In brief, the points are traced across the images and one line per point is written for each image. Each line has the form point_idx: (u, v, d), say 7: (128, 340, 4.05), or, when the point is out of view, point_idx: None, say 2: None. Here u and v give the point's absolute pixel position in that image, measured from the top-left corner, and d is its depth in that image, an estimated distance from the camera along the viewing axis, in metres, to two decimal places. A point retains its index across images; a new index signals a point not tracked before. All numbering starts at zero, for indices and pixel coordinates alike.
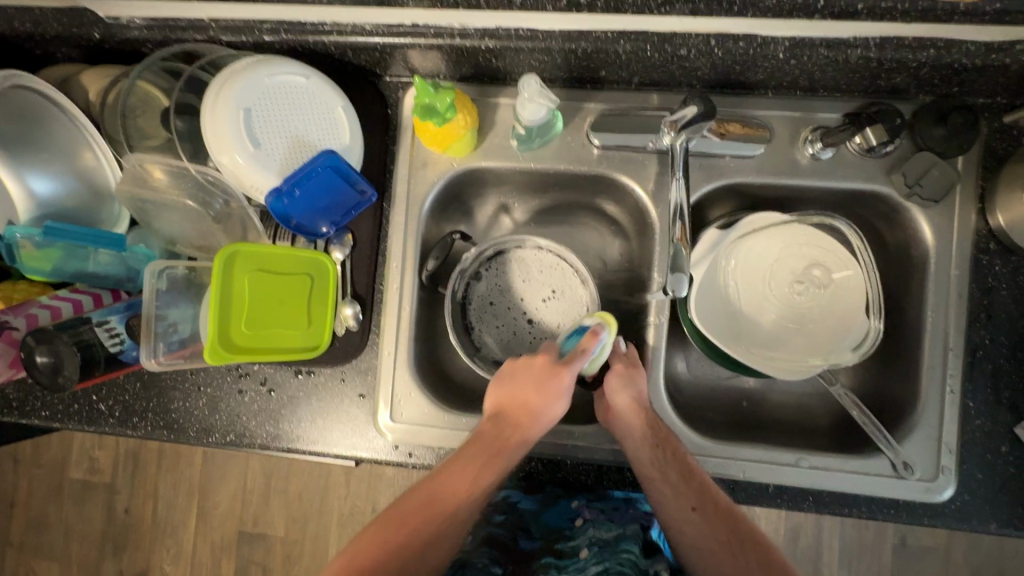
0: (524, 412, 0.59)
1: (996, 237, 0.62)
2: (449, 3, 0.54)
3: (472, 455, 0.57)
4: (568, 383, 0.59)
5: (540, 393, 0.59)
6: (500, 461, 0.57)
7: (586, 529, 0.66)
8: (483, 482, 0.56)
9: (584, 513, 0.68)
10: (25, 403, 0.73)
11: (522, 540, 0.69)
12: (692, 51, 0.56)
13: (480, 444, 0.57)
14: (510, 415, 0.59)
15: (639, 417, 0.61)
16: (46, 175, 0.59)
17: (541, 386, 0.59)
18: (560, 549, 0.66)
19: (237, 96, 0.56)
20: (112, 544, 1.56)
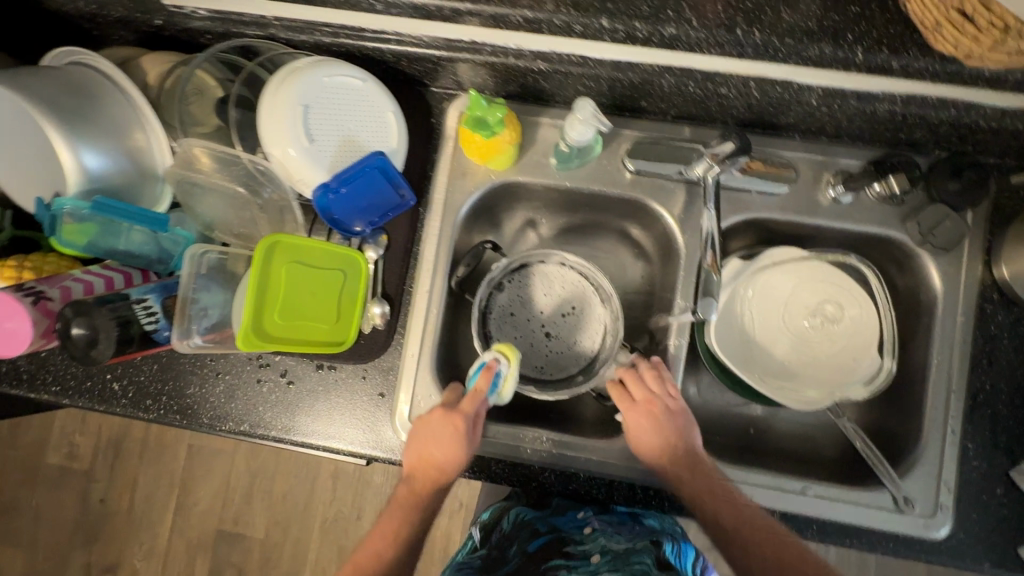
0: (429, 464, 0.62)
1: (1001, 288, 0.66)
2: (511, 23, 0.57)
3: (409, 507, 0.62)
4: (462, 430, 0.61)
5: (434, 446, 0.61)
6: (418, 513, 0.62)
7: (596, 537, 0.66)
8: (405, 534, 0.61)
9: (593, 522, 0.68)
10: (36, 376, 0.73)
11: (529, 546, 0.67)
12: (731, 91, 0.58)
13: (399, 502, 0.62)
14: (413, 472, 0.62)
15: (648, 412, 0.64)
16: (99, 147, 0.58)
17: (441, 440, 0.61)
18: (570, 553, 0.64)
19: (296, 92, 0.58)
20: (84, 534, 1.52)
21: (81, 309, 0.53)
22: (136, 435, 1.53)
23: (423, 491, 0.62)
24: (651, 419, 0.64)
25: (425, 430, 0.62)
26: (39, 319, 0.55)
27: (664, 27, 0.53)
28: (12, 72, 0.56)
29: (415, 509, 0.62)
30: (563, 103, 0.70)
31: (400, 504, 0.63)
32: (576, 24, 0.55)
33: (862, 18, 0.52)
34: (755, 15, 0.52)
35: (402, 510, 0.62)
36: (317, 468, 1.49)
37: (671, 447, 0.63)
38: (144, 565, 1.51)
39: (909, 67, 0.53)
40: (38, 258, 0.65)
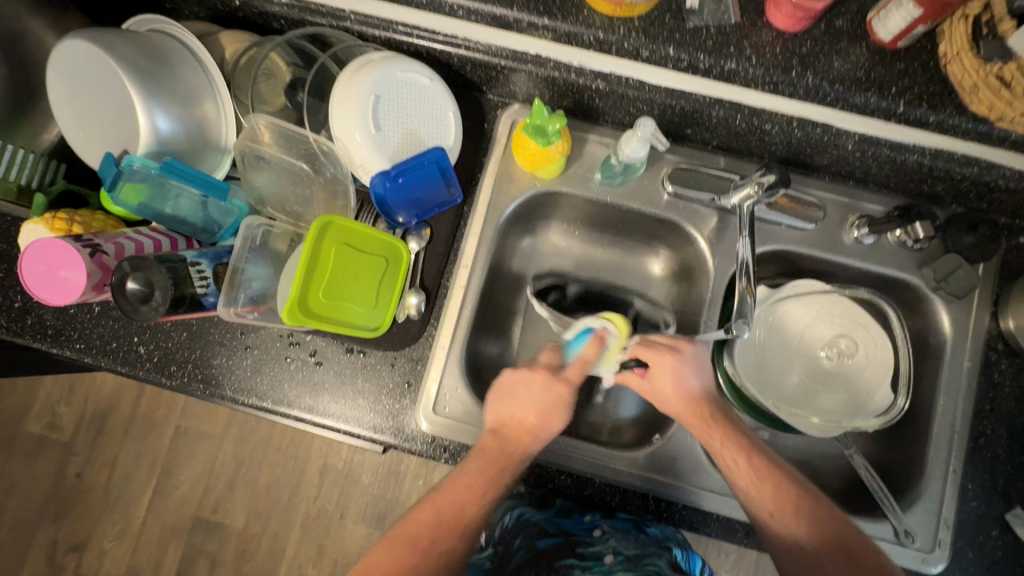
0: (530, 427, 0.60)
1: (1006, 339, 0.70)
2: (582, 42, 0.60)
3: (493, 469, 0.57)
4: (566, 397, 0.62)
5: (531, 408, 0.61)
6: (504, 479, 0.57)
7: (607, 538, 0.68)
8: (490, 499, 0.56)
9: (603, 525, 0.70)
10: (62, 332, 0.72)
11: (541, 544, 0.70)
12: (775, 128, 0.61)
13: (482, 458, 0.58)
14: (506, 432, 0.60)
15: (674, 388, 0.63)
16: (172, 110, 0.59)
17: (541, 404, 0.61)
18: (584, 554, 0.67)
19: (370, 81, 0.61)
20: (54, 509, 1.46)
21: (139, 265, 0.54)
22: (123, 411, 1.49)
23: (513, 451, 0.59)
24: (671, 381, 0.63)
25: (535, 388, 0.62)
26: (94, 271, 0.56)
27: (726, 61, 0.58)
28: (101, 31, 0.58)
29: (505, 464, 0.58)
30: (612, 123, 0.73)
31: (484, 458, 0.58)
32: (644, 49, 0.59)
33: (906, 73, 0.56)
34: (809, 60, 0.57)
35: (494, 469, 0.57)
36: (305, 462, 1.46)
37: (701, 402, 0.62)
38: (112, 547, 1.45)
39: (943, 123, 0.57)
40: (87, 215, 0.64)
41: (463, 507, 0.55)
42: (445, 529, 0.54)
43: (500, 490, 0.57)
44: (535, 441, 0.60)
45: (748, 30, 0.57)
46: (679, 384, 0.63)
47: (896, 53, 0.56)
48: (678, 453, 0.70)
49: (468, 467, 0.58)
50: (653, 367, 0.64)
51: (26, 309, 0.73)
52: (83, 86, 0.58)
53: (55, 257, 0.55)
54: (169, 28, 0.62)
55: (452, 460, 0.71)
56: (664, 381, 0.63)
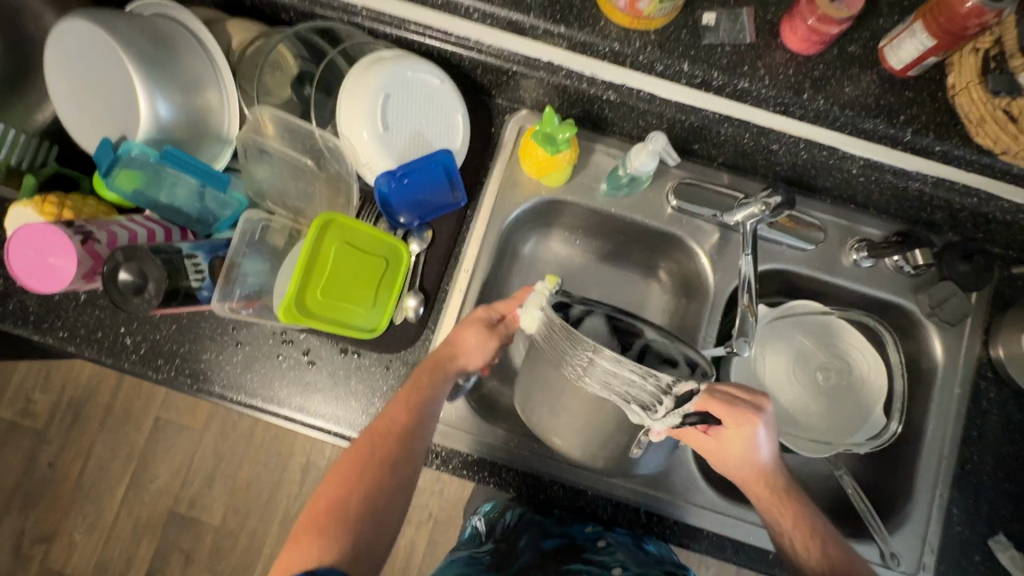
0: (446, 355, 0.62)
1: (995, 367, 0.71)
2: (597, 52, 0.60)
3: (413, 394, 0.59)
4: (478, 339, 0.62)
5: (467, 347, 0.62)
6: (424, 412, 0.59)
7: (613, 550, 0.64)
8: (417, 433, 0.58)
9: (608, 537, 0.66)
10: (44, 319, 0.70)
11: (545, 545, 0.65)
12: (781, 148, 0.62)
13: (407, 393, 0.60)
14: (430, 363, 0.62)
15: (743, 453, 0.58)
16: (175, 98, 0.58)
17: (469, 343, 0.62)
18: (589, 560, 0.62)
19: (382, 81, 0.60)
20: (23, 498, 1.41)
21: (133, 255, 0.53)
22: (100, 399, 1.45)
23: (429, 379, 0.61)
24: (739, 444, 0.57)
25: (460, 328, 0.63)
26: (85, 259, 0.54)
27: (738, 80, 0.58)
28: (105, 12, 0.57)
29: (426, 392, 0.60)
30: (620, 134, 0.73)
31: (409, 391, 0.60)
32: (660, 63, 0.58)
33: (914, 102, 0.57)
34: (821, 83, 0.57)
35: (422, 403, 0.59)
36: (286, 460, 1.43)
37: (770, 474, 0.59)
38: (82, 539, 1.41)
39: (948, 153, 0.58)
40: (78, 200, 0.62)
41: (395, 441, 0.57)
42: (374, 464, 0.55)
43: (422, 426, 0.58)
44: (450, 378, 0.62)
45: (762, 50, 0.57)
46: (750, 452, 0.58)
47: (905, 82, 0.57)
48: (672, 469, 0.70)
49: (399, 399, 0.59)
50: (726, 430, 0.57)
51: (7, 293, 0.70)
52: (83, 68, 0.57)
53: (47, 242, 0.53)
54: (175, 12, 0.61)
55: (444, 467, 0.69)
56: (732, 447, 0.58)
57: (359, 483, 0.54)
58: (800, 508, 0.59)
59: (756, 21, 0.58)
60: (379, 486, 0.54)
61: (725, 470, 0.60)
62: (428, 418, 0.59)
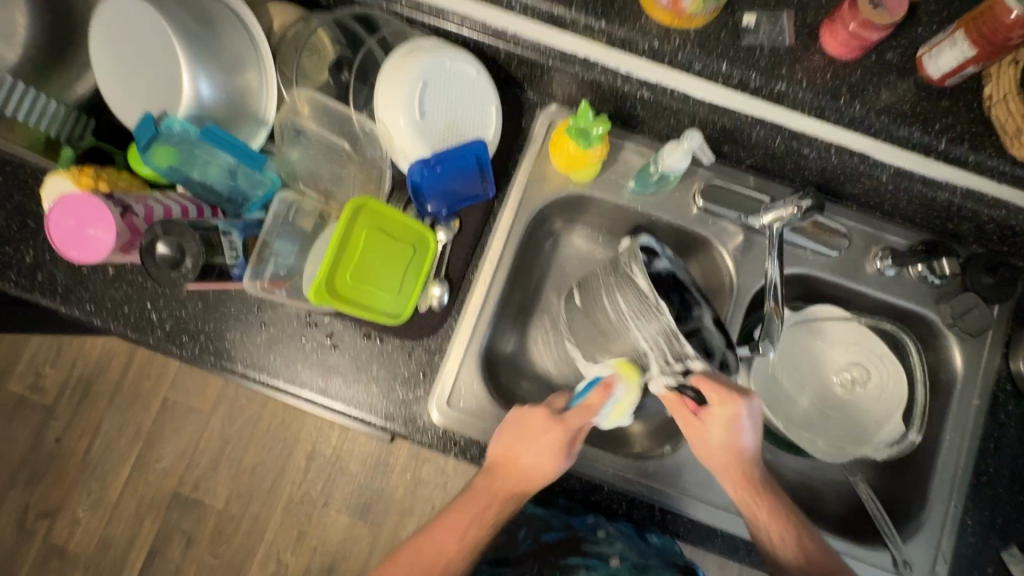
0: (518, 467, 0.60)
1: (1014, 381, 0.71)
2: (636, 49, 0.60)
3: (485, 497, 0.60)
4: (563, 439, 0.60)
5: (534, 458, 0.60)
6: (486, 524, 0.60)
7: (613, 540, 0.70)
8: (473, 539, 0.60)
9: (607, 527, 0.72)
10: (72, 291, 0.70)
11: (546, 538, 0.72)
12: (813, 152, 0.61)
13: (478, 492, 0.60)
14: (495, 465, 0.61)
15: (732, 449, 0.60)
16: (218, 76, 0.59)
17: (542, 444, 0.60)
18: (589, 552, 0.70)
19: (421, 68, 0.60)
20: (28, 473, 1.42)
21: (171, 230, 0.53)
22: (110, 378, 1.45)
23: (506, 495, 0.60)
24: (725, 432, 0.60)
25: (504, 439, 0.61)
26: (123, 232, 0.54)
27: (776, 83, 0.58)
28: None
29: (496, 511, 0.60)
30: (650, 133, 0.74)
31: (477, 497, 0.60)
32: (698, 62, 0.59)
33: (950, 111, 0.57)
34: (858, 89, 0.57)
35: (484, 523, 0.60)
36: (292, 447, 1.43)
37: (746, 463, 0.61)
38: (86, 517, 1.41)
39: (981, 163, 0.58)
40: (114, 172, 0.63)
41: (450, 552, 0.59)
42: (432, 564, 0.59)
43: (484, 527, 0.60)
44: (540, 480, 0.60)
45: (801, 53, 0.58)
46: (728, 436, 0.60)
47: (942, 91, 0.57)
48: (687, 468, 0.70)
49: (461, 510, 0.61)
50: (711, 411, 0.60)
51: (37, 264, 0.71)
52: (127, 42, 0.56)
53: (87, 213, 0.53)
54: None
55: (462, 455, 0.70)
56: (710, 430, 0.60)
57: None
58: (772, 497, 0.61)
59: (796, 24, 0.58)
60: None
61: (701, 453, 0.61)
62: (488, 519, 0.60)
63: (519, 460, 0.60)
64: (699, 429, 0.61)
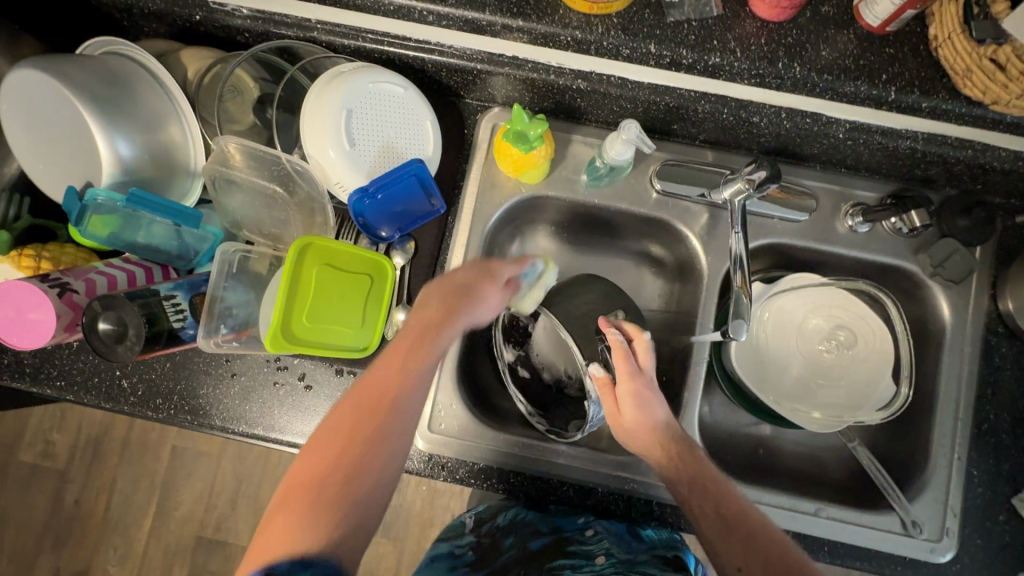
0: (456, 291, 0.57)
1: (1005, 321, 0.69)
2: (560, 42, 0.57)
3: (411, 348, 0.53)
4: (488, 290, 0.58)
5: (474, 300, 0.57)
6: (426, 362, 0.52)
7: (599, 539, 0.64)
8: (433, 347, 0.53)
9: (596, 526, 0.66)
10: (41, 370, 0.70)
11: (532, 545, 0.66)
12: (763, 119, 0.59)
13: (403, 350, 0.53)
14: (435, 300, 0.56)
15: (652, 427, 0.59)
16: (134, 136, 0.57)
17: (460, 286, 0.57)
18: (574, 552, 0.63)
19: (342, 96, 0.58)
20: (53, 537, 1.44)
21: (109, 304, 0.52)
22: (116, 434, 1.46)
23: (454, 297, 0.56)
24: (637, 404, 0.59)
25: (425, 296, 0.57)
26: (64, 311, 0.54)
27: (709, 56, 0.55)
28: (55, 58, 0.56)
29: (427, 341, 0.53)
30: (596, 122, 0.71)
31: (399, 353, 0.52)
32: (625, 47, 0.56)
33: (896, 59, 0.54)
34: (795, 50, 0.54)
35: (436, 314, 0.55)
36: None
37: (666, 440, 0.59)
38: (116, 572, 1.43)
39: (937, 108, 0.55)
40: (57, 249, 0.62)
41: (377, 404, 0.49)
42: (375, 401, 0.49)
43: (427, 364, 0.52)
44: (474, 303, 0.57)
45: (730, 22, 0.55)
46: (646, 414, 0.59)
47: (885, 39, 0.54)
48: None
49: (393, 350, 0.53)
50: (620, 390, 0.61)
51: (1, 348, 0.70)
52: (38, 119, 0.56)
53: (22, 300, 0.53)
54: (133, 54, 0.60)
55: (451, 478, 0.69)
56: (636, 401, 0.60)
57: (362, 423, 0.48)
58: (697, 469, 0.58)
59: None
60: (385, 439, 0.48)
61: (638, 443, 0.60)
62: (436, 335, 0.54)
63: (440, 300, 0.56)
64: (628, 406, 0.60)
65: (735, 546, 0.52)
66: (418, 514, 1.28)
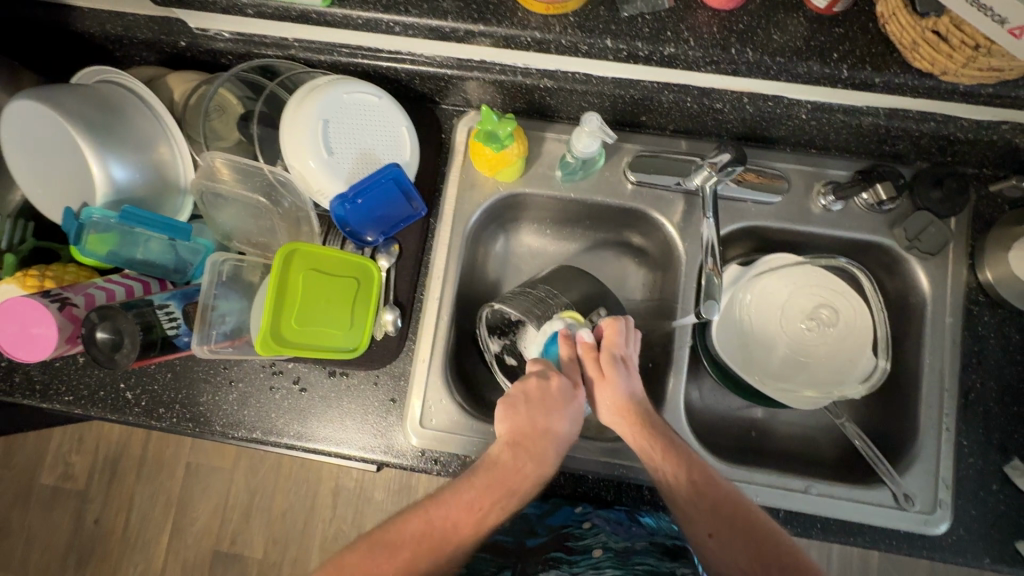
0: (543, 436, 0.60)
1: (986, 291, 0.69)
2: (522, 43, 0.60)
3: (490, 489, 0.57)
4: (581, 407, 0.62)
5: (573, 421, 0.61)
6: (499, 508, 0.57)
7: (596, 532, 0.68)
8: (496, 521, 0.57)
9: (594, 518, 0.69)
10: (50, 386, 0.73)
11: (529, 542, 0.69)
12: (727, 105, 0.63)
13: (488, 486, 0.58)
14: (522, 438, 0.59)
15: (628, 405, 0.61)
16: (126, 157, 0.60)
17: (555, 408, 0.60)
18: (571, 548, 0.67)
19: (318, 107, 0.61)
20: (76, 557, 1.48)
21: (106, 314, 0.56)
22: (133, 453, 1.50)
23: (534, 450, 0.59)
24: (614, 376, 0.62)
25: (512, 419, 0.60)
26: (64, 324, 0.57)
27: (664, 47, 0.57)
28: (51, 88, 0.60)
29: (506, 495, 0.57)
30: (567, 118, 0.73)
31: (480, 490, 0.57)
32: (583, 44, 0.58)
33: (846, 38, 0.55)
34: (746, 35, 0.56)
35: (514, 473, 0.58)
36: (315, 486, 1.46)
37: (639, 409, 0.61)
38: None
39: (890, 83, 0.55)
40: (59, 268, 0.65)
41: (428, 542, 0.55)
42: (433, 536, 0.55)
43: (500, 511, 0.57)
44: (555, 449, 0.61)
45: (683, 13, 0.57)
46: (620, 388, 0.62)
47: (834, 19, 0.56)
48: None
49: (474, 487, 0.57)
50: (605, 358, 0.63)
51: (12, 367, 0.74)
52: (34, 146, 0.60)
53: (26, 315, 0.56)
54: (124, 82, 0.63)
55: (445, 472, 0.71)
56: (618, 368, 0.62)
57: (415, 566, 0.54)
58: (668, 439, 0.60)
59: None
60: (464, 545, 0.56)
61: (608, 412, 0.62)
62: (514, 500, 0.58)
63: (529, 440, 0.59)
64: (605, 378, 0.62)
65: (706, 513, 0.57)
66: None
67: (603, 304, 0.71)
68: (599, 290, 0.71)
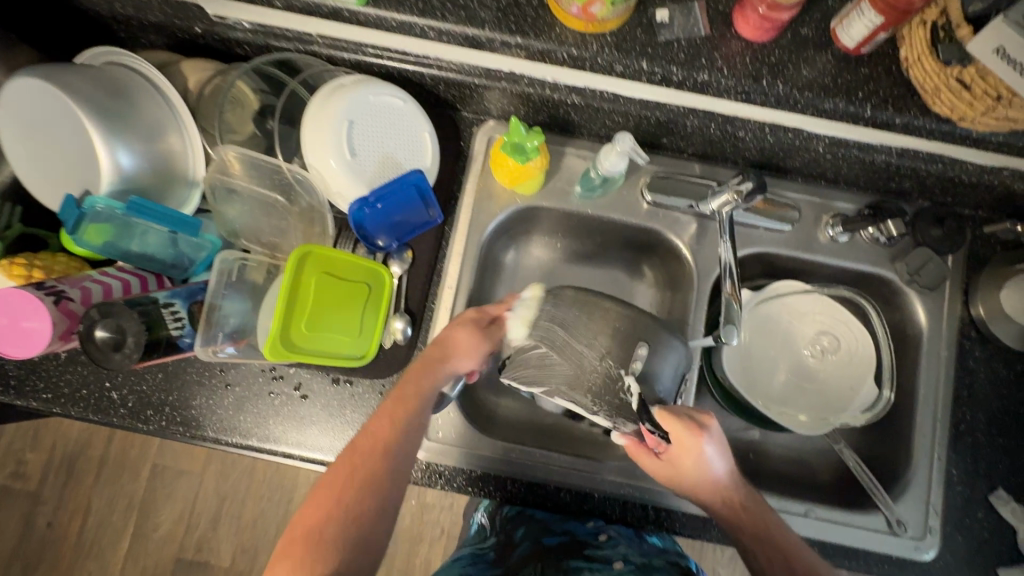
0: (442, 354, 0.60)
1: (977, 326, 0.72)
2: (557, 57, 0.60)
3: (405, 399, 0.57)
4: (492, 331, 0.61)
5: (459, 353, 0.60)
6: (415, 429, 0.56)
7: (614, 544, 0.66)
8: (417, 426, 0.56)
9: (608, 531, 0.69)
10: (25, 383, 0.68)
11: (546, 541, 0.68)
12: (748, 133, 0.63)
13: (401, 390, 0.57)
14: (428, 356, 0.60)
15: (716, 489, 0.57)
16: (135, 144, 0.57)
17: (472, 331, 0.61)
18: (591, 556, 0.64)
19: (343, 107, 0.59)
20: (24, 563, 1.38)
21: (107, 311, 0.52)
22: (93, 452, 1.41)
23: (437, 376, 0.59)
24: (689, 462, 0.57)
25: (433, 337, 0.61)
26: (60, 319, 0.53)
27: (698, 74, 0.59)
28: (56, 67, 0.56)
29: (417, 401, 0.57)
30: (589, 135, 0.73)
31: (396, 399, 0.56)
32: (619, 64, 0.59)
33: (870, 78, 0.58)
34: (778, 68, 0.58)
35: (414, 408, 0.56)
36: (290, 492, 1.40)
37: (724, 487, 0.57)
38: None
39: (909, 124, 0.59)
40: (48, 258, 0.61)
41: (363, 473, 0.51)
42: (373, 463, 0.52)
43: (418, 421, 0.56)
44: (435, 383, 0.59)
45: (717, 41, 0.59)
46: (702, 470, 0.57)
47: (860, 59, 0.58)
48: None
49: (390, 400, 0.57)
50: (674, 448, 0.56)
51: None
52: (35, 127, 0.56)
53: (18, 307, 0.52)
54: (138, 67, 0.60)
55: (448, 486, 0.69)
56: (684, 456, 0.57)
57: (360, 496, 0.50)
58: (765, 517, 0.57)
59: (708, 13, 0.59)
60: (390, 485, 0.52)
61: (682, 492, 0.59)
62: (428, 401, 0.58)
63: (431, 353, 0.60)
64: (675, 471, 0.58)
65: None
66: (408, 529, 1.25)
67: (643, 339, 0.54)
68: (643, 319, 0.55)
